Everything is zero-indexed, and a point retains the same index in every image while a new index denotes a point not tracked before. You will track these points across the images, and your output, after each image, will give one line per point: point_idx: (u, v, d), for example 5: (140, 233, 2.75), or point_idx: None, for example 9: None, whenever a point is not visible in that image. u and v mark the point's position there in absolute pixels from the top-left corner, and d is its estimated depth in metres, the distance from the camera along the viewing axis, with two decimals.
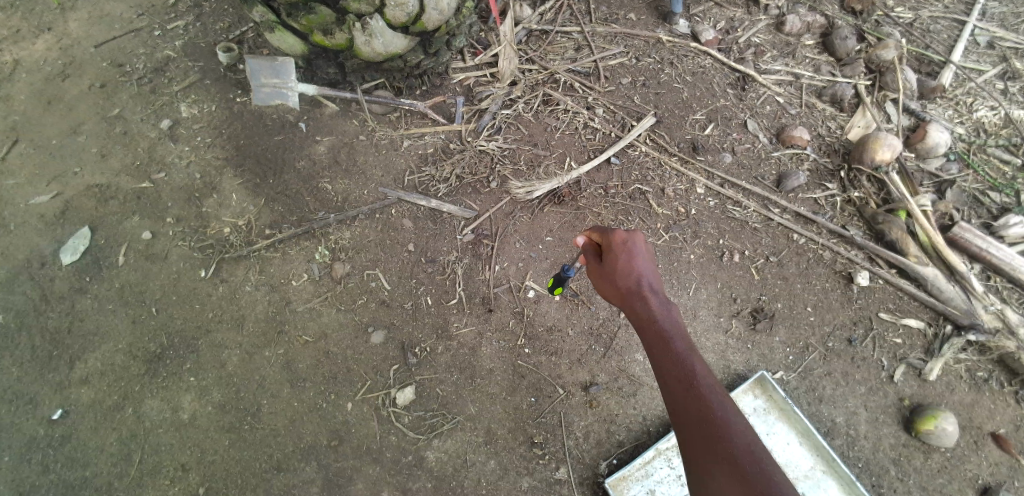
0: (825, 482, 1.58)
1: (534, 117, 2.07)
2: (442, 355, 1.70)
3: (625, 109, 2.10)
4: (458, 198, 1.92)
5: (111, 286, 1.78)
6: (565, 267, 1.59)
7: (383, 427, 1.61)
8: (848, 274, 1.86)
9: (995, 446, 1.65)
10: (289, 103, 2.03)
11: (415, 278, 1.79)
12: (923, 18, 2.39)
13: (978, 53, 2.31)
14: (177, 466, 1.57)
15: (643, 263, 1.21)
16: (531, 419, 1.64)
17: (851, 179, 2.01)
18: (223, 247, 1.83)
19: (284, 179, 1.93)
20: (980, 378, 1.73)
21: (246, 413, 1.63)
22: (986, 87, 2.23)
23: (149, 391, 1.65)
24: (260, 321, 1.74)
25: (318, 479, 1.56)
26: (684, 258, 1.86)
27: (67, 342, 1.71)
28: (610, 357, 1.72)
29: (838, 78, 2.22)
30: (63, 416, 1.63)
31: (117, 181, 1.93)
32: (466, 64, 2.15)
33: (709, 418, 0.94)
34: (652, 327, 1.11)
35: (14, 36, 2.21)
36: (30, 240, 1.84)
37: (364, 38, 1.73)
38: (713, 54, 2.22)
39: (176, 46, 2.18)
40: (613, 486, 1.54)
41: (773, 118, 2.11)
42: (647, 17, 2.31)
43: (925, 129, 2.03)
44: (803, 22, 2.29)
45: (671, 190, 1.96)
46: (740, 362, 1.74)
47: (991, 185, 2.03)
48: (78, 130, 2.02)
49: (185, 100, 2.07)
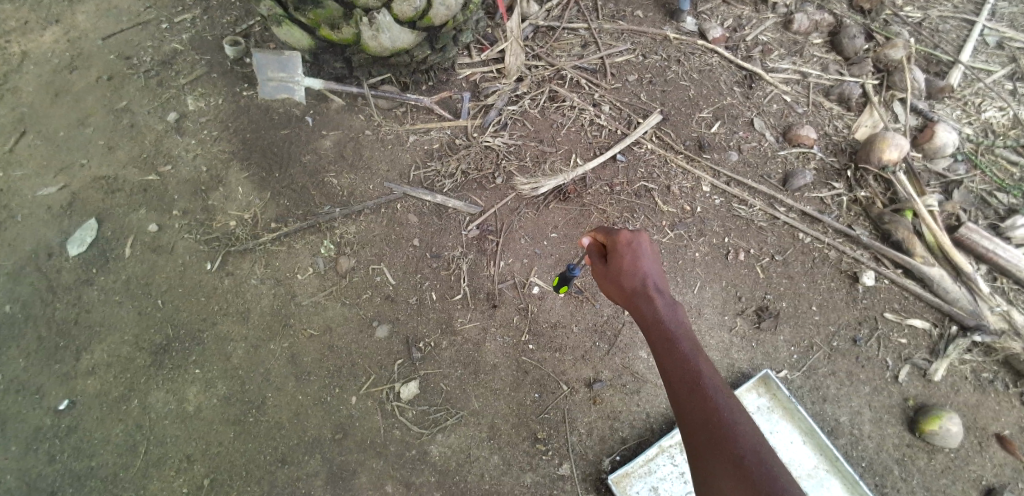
0: (828, 481, 1.57)
1: (541, 113, 2.07)
2: (447, 349, 1.71)
3: (631, 106, 2.09)
4: (463, 194, 1.92)
5: (118, 278, 1.79)
6: (571, 266, 1.56)
7: (387, 421, 1.62)
8: (853, 274, 1.85)
9: (999, 447, 1.64)
10: (296, 98, 2.03)
11: (420, 273, 1.79)
12: (932, 18, 2.38)
13: (987, 53, 2.29)
14: (183, 458, 1.58)
15: (648, 264, 1.21)
16: (534, 415, 1.64)
17: (858, 178, 2.00)
18: (228, 240, 1.83)
19: (290, 173, 1.93)
20: (985, 379, 1.72)
21: (251, 406, 1.63)
22: (995, 88, 2.21)
23: (155, 383, 1.66)
24: (265, 314, 1.74)
25: (322, 472, 1.57)
26: (689, 255, 1.86)
27: (74, 333, 1.72)
28: (614, 354, 1.72)
29: (845, 77, 2.22)
30: (69, 406, 1.64)
31: (124, 173, 1.94)
32: (472, 60, 2.15)
33: (712, 418, 0.94)
34: (658, 327, 1.11)
35: (22, 28, 2.21)
36: (38, 231, 1.85)
37: (371, 33, 1.72)
38: (720, 52, 2.21)
39: (183, 40, 2.18)
40: (616, 482, 1.55)
41: (780, 116, 2.11)
42: (654, 14, 2.30)
43: (932, 129, 2.02)
44: (812, 21, 2.28)
45: (677, 188, 1.96)
46: (744, 360, 1.74)
47: (999, 186, 2.02)
48: (86, 122, 2.03)
49: (192, 93, 2.08)
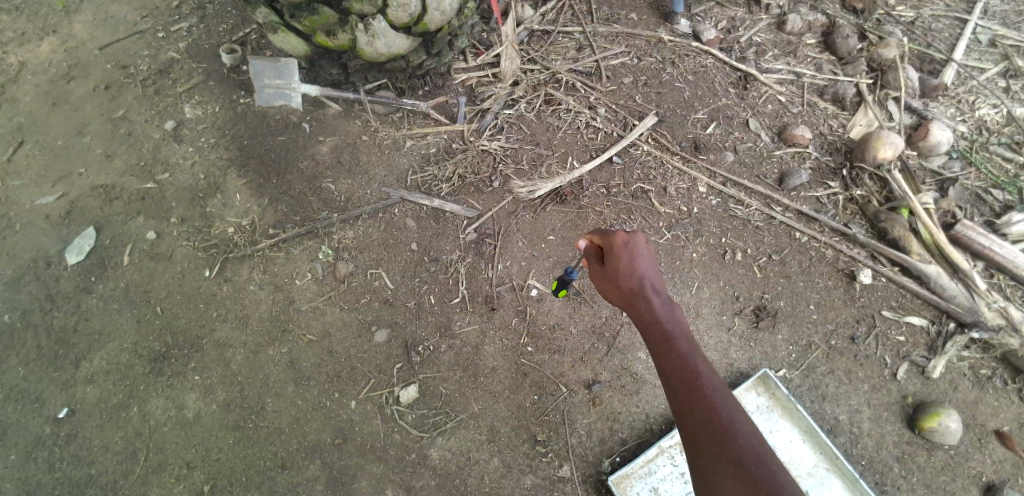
0: (829, 480, 1.57)
1: (537, 117, 2.08)
2: (445, 353, 1.71)
3: (627, 108, 2.10)
4: (460, 197, 1.92)
5: (116, 286, 1.79)
6: (570, 269, 1.57)
7: (386, 425, 1.62)
8: (850, 273, 1.86)
9: (999, 443, 1.64)
10: (293, 104, 2.04)
11: (418, 277, 1.80)
12: (924, 17, 2.39)
13: (979, 51, 2.31)
14: (182, 464, 1.58)
15: (646, 265, 1.21)
16: (534, 418, 1.64)
17: (853, 177, 2.01)
18: (227, 246, 1.84)
19: (288, 179, 1.94)
20: (983, 375, 1.73)
21: (250, 412, 1.63)
22: (988, 85, 2.22)
23: (155, 390, 1.66)
24: (264, 320, 1.74)
25: (322, 477, 1.56)
26: (686, 256, 1.87)
27: (73, 341, 1.72)
28: (613, 355, 1.72)
29: (839, 77, 2.23)
30: (68, 415, 1.64)
31: (122, 181, 1.95)
32: (468, 64, 2.16)
33: (713, 418, 0.93)
34: (657, 327, 1.11)
35: (20, 38, 2.22)
36: (37, 240, 1.86)
37: (367, 38, 1.73)
38: (715, 53, 2.22)
39: (181, 48, 2.19)
40: (616, 484, 1.54)
41: (774, 116, 2.12)
42: (649, 17, 2.32)
43: (927, 127, 2.03)
44: (805, 21, 2.29)
45: (673, 189, 1.96)
46: (742, 359, 1.74)
47: (994, 183, 2.03)
48: (84, 131, 2.04)
49: (189, 101, 2.09)
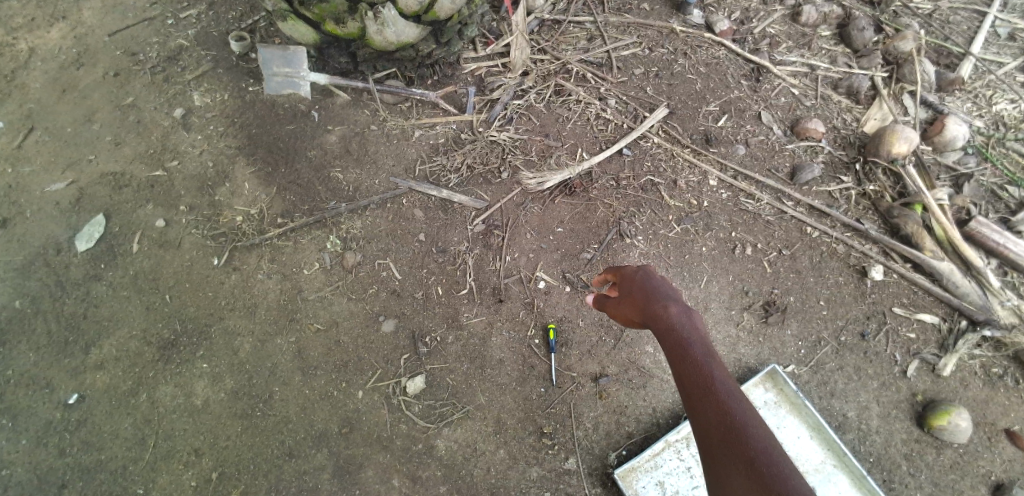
0: (836, 477, 1.57)
1: (546, 108, 2.06)
2: (452, 345, 1.71)
3: (637, 100, 2.08)
4: (469, 189, 1.91)
5: (126, 274, 1.80)
6: (552, 339, 1.71)
7: (394, 416, 1.63)
8: (861, 269, 1.84)
9: (1009, 443, 1.63)
10: (301, 93, 2.03)
11: (426, 269, 1.79)
12: (942, 9, 2.34)
13: (998, 45, 2.26)
14: (190, 452, 1.59)
15: (660, 283, 1.18)
16: (540, 410, 1.64)
17: (866, 171, 1.98)
18: (235, 235, 1.84)
19: (296, 168, 1.93)
20: (995, 375, 1.71)
21: (258, 400, 1.64)
22: (1006, 80, 2.18)
23: (163, 377, 1.67)
24: (272, 309, 1.75)
25: (329, 466, 1.57)
26: (696, 250, 1.85)
27: (82, 328, 1.73)
28: (621, 349, 1.72)
29: (853, 69, 2.19)
30: (78, 400, 1.65)
31: (131, 169, 1.95)
32: (477, 54, 2.14)
33: (725, 420, 0.91)
34: (669, 333, 1.07)
35: (29, 25, 2.22)
36: (45, 226, 1.87)
37: (376, 27, 1.72)
38: (727, 45, 2.19)
39: (189, 35, 2.19)
40: (622, 477, 1.55)
41: (787, 109, 2.09)
42: (661, 7, 2.28)
43: (943, 122, 1.99)
44: (820, 13, 2.26)
45: (684, 182, 1.94)
46: (751, 355, 1.73)
47: (1010, 179, 2.00)
48: (93, 118, 2.04)
49: (198, 89, 2.08)
